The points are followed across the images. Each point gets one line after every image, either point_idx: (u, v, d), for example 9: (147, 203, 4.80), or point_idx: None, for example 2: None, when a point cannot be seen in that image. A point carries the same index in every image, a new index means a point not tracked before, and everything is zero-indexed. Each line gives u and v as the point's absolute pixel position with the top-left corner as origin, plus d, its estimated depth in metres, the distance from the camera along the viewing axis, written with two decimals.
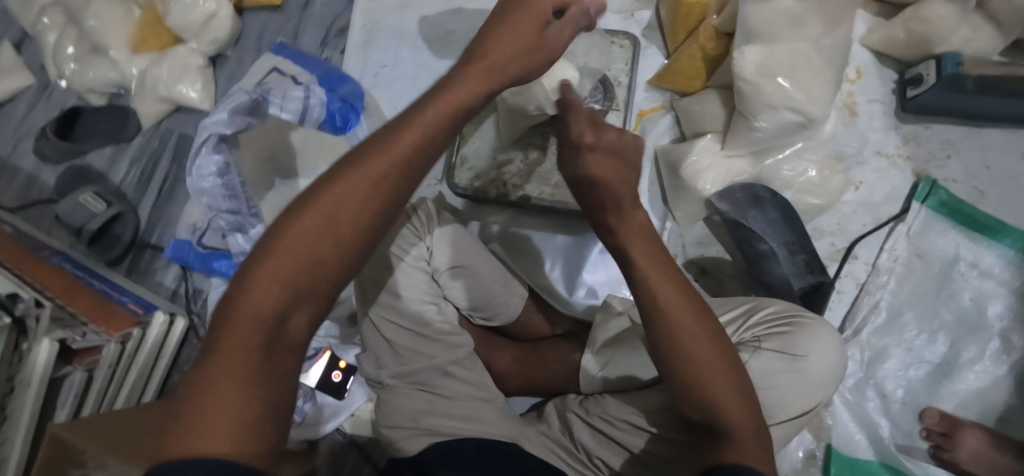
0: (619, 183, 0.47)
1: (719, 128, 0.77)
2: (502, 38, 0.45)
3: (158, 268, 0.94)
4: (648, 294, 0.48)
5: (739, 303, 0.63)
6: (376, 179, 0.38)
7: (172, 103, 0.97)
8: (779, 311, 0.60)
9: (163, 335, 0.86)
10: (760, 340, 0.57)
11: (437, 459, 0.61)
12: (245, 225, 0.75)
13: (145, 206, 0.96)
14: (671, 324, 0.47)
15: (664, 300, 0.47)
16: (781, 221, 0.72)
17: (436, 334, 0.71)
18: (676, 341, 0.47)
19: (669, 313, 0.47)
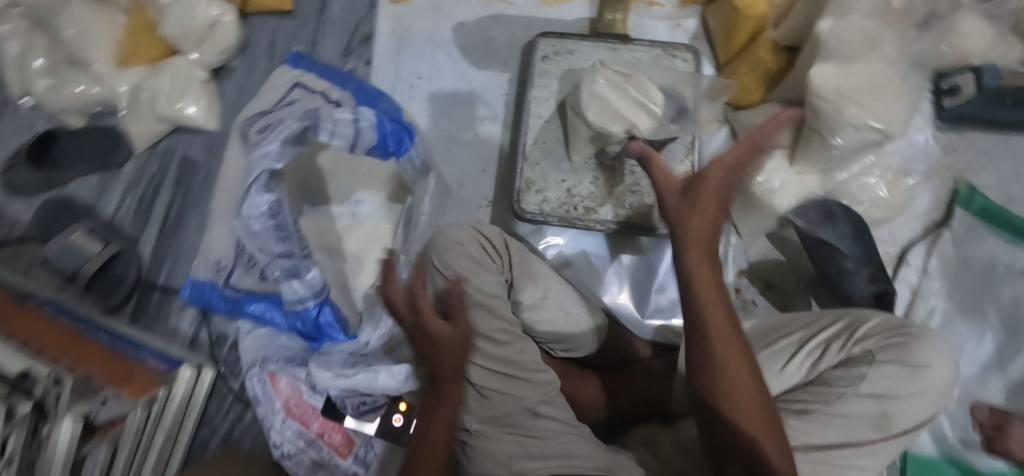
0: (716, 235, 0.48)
1: (786, 144, 0.76)
2: (439, 345, 0.59)
3: (171, 312, 0.83)
4: (697, 320, 0.47)
5: (838, 319, 0.63)
6: (446, 419, 0.58)
7: (172, 122, 0.85)
8: (881, 327, 0.60)
9: (190, 390, 0.76)
10: (874, 353, 0.58)
11: None
12: (300, 270, 0.64)
13: (148, 242, 0.84)
14: (721, 351, 0.46)
15: (716, 325, 0.47)
16: (852, 234, 0.72)
17: (525, 373, 0.67)
18: (720, 368, 0.46)
19: (714, 344, 0.46)
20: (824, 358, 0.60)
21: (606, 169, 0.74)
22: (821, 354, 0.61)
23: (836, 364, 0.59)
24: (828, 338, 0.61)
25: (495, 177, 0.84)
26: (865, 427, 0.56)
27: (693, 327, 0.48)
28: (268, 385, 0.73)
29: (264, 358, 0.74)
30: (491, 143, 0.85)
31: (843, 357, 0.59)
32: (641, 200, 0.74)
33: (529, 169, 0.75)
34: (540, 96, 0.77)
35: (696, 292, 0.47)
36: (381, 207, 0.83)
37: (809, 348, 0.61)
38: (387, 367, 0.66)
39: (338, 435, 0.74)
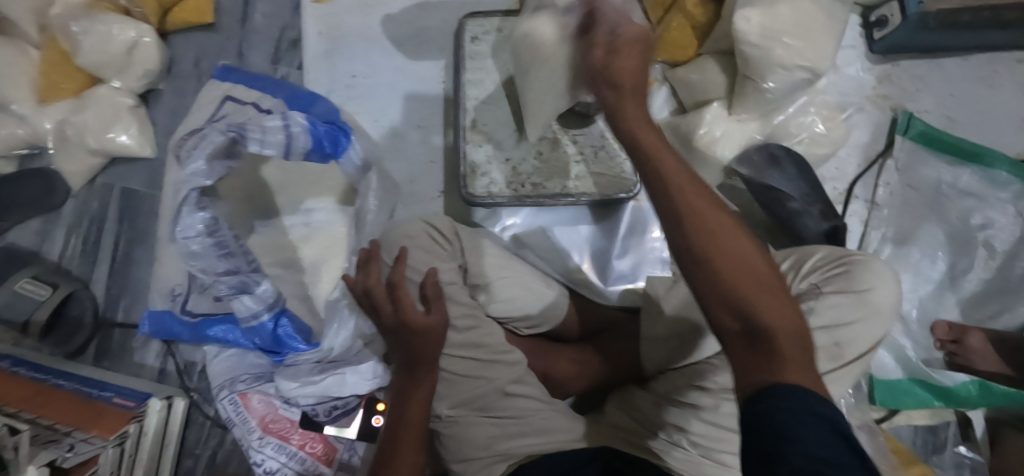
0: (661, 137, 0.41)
1: (723, 94, 0.78)
2: (418, 342, 0.60)
3: (134, 348, 0.81)
4: (687, 213, 0.37)
5: (783, 255, 0.63)
6: (424, 403, 0.61)
7: (106, 155, 0.83)
8: (826, 258, 0.61)
9: (164, 422, 0.75)
10: (820, 286, 0.58)
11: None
12: (249, 285, 0.64)
13: (100, 281, 0.83)
14: (705, 226, 0.36)
15: (693, 197, 0.38)
16: (798, 174, 0.73)
17: (492, 355, 0.67)
18: (722, 265, 0.35)
19: (715, 235, 0.36)
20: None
21: (550, 143, 0.74)
22: None
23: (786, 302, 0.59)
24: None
25: (444, 166, 0.83)
26: (821, 360, 0.57)
27: (678, 221, 0.37)
28: (240, 405, 0.72)
29: (231, 378, 0.73)
30: (435, 132, 0.84)
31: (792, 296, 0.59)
32: (588, 168, 0.74)
33: (473, 153, 0.74)
34: (474, 78, 0.76)
35: (675, 182, 0.38)
36: (333, 213, 0.82)
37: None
38: (352, 367, 0.68)
39: (319, 445, 0.74)
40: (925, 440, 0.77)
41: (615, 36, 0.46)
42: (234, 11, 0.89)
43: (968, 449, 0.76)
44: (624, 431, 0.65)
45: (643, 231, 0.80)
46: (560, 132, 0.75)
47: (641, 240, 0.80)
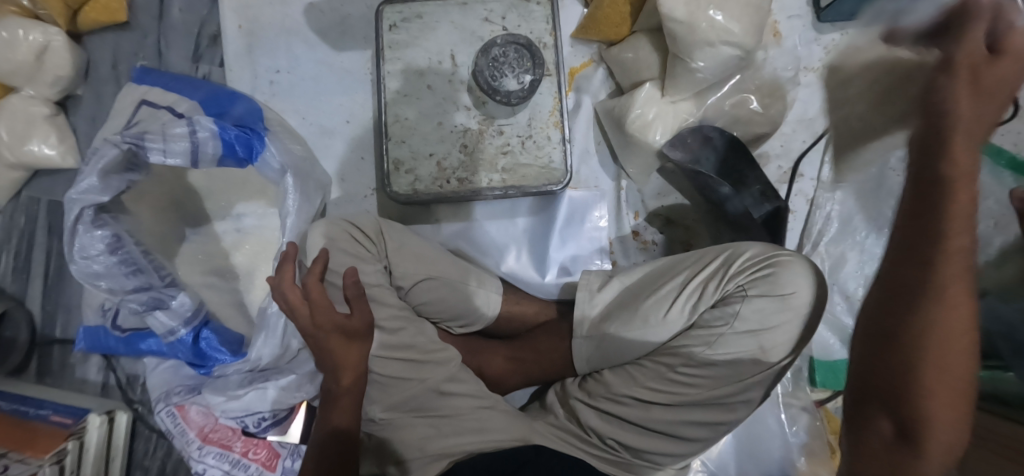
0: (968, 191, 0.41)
1: (656, 74, 0.74)
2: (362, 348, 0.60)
3: (75, 364, 0.81)
4: (905, 308, 0.42)
5: (713, 254, 0.62)
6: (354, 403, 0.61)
7: (27, 167, 0.80)
8: (757, 255, 0.60)
9: (107, 436, 0.75)
10: (745, 288, 0.58)
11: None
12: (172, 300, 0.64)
13: (35, 297, 0.82)
14: (940, 315, 0.40)
15: (951, 293, 0.40)
16: (729, 156, 0.71)
17: (421, 355, 0.66)
18: (912, 362, 0.41)
19: (934, 329, 0.41)
20: (702, 299, 0.60)
21: (475, 135, 0.71)
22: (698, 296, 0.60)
23: (710, 304, 0.59)
24: (705, 278, 0.61)
25: (375, 162, 0.81)
26: (746, 363, 0.57)
27: (909, 300, 0.42)
28: (178, 417, 0.71)
29: (167, 391, 0.71)
30: (364, 128, 0.81)
31: (719, 297, 0.59)
32: (514, 160, 0.71)
33: (395, 149, 0.71)
34: (394, 69, 0.72)
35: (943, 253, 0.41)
36: (263, 216, 0.80)
37: (689, 289, 0.61)
38: (276, 380, 0.68)
39: (263, 451, 0.74)
40: None
41: (993, 49, 0.42)
42: (148, 7, 0.85)
43: None
44: (565, 432, 0.64)
45: (581, 220, 0.79)
46: (485, 123, 0.72)
47: (578, 230, 0.79)
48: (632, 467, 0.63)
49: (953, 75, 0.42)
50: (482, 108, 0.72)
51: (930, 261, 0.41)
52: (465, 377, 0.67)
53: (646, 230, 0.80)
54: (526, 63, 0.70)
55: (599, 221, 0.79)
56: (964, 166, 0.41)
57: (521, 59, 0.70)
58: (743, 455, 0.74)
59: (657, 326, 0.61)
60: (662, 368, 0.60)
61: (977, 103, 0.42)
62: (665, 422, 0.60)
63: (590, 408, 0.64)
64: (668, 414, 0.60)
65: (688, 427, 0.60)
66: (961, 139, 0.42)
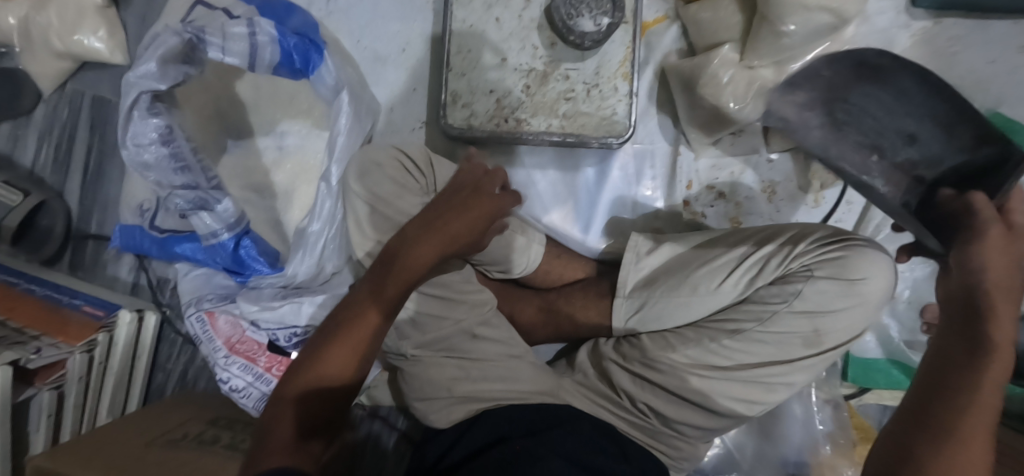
0: (995, 323, 0.45)
1: (736, 36, 0.70)
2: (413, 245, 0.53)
3: (107, 261, 0.82)
4: (939, 395, 0.43)
5: (781, 233, 0.60)
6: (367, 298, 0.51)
7: (75, 59, 0.78)
8: (828, 237, 0.57)
9: (135, 334, 0.76)
10: (812, 268, 0.55)
11: (493, 424, 0.58)
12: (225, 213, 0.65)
13: (73, 191, 0.82)
14: (966, 406, 0.41)
15: (975, 399, 0.41)
16: (896, 99, 0.62)
17: (456, 294, 0.65)
18: (923, 451, 0.40)
19: (957, 418, 0.41)
20: (760, 275, 0.58)
21: (538, 77, 0.69)
22: (758, 270, 0.58)
23: (770, 281, 0.57)
24: (768, 253, 0.58)
25: (427, 96, 0.78)
26: (795, 344, 0.56)
27: (918, 421, 0.42)
28: (206, 323, 0.72)
29: (198, 297, 0.73)
30: (419, 59, 0.78)
31: (779, 275, 0.57)
32: (576, 108, 0.69)
33: (454, 81, 0.69)
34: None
35: (974, 378, 0.43)
36: (307, 136, 0.78)
37: (748, 262, 0.59)
38: (310, 297, 0.67)
39: (285, 369, 0.72)
40: None
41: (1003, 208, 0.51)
42: None
43: None
44: (591, 391, 0.64)
45: (631, 184, 0.77)
46: (550, 65, 0.69)
47: (629, 194, 0.77)
48: (657, 434, 0.62)
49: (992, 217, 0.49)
50: (550, 48, 0.69)
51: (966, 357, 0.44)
52: (495, 324, 0.66)
53: (696, 202, 0.77)
54: (606, 5, 0.66)
55: (649, 189, 0.77)
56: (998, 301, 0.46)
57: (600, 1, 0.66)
58: (763, 436, 0.74)
59: (706, 295, 0.60)
60: (706, 339, 0.58)
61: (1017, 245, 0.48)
62: (697, 394, 0.58)
63: (625, 373, 0.62)
64: (704, 385, 0.58)
65: (729, 402, 0.58)
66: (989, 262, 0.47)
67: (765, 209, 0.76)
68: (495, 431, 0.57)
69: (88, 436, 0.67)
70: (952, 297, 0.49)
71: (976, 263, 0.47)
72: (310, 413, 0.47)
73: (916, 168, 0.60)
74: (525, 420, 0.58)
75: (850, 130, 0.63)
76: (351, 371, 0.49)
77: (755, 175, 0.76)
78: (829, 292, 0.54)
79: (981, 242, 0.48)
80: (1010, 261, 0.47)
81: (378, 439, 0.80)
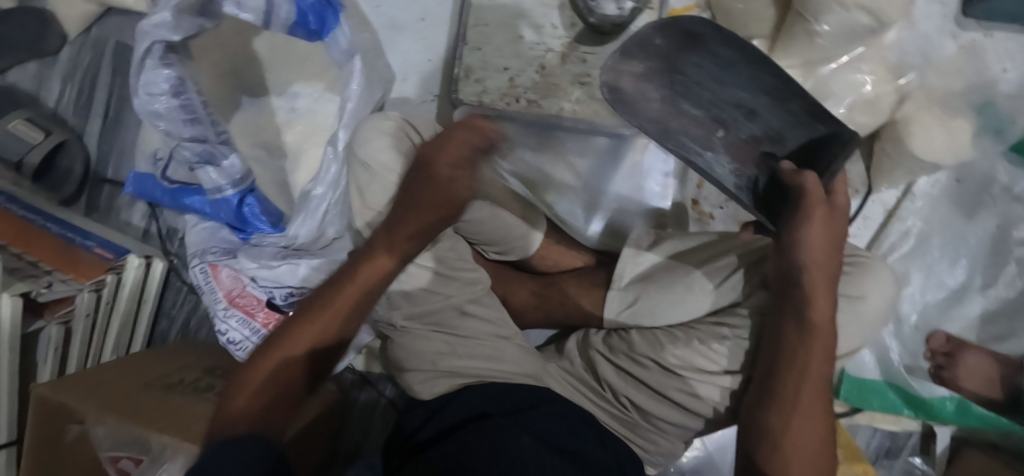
0: (823, 296, 0.48)
1: (766, 33, 0.67)
2: (429, 199, 0.49)
3: (121, 206, 0.84)
4: (782, 375, 0.48)
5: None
6: (372, 246, 0.49)
7: (99, 4, 0.79)
8: None
9: (142, 279, 0.78)
10: None
11: (471, 402, 0.58)
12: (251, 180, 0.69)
13: (92, 135, 0.84)
14: (804, 381, 0.48)
15: (810, 370, 0.48)
16: (721, 65, 0.58)
17: (451, 271, 0.65)
18: (778, 437, 0.47)
19: (794, 398, 0.47)
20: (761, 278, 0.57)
21: (557, 57, 0.69)
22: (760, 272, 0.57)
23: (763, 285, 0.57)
24: None
25: (441, 69, 0.77)
26: None
27: (765, 398, 0.49)
28: (209, 275, 0.74)
29: (203, 249, 0.75)
30: (437, 30, 0.77)
31: None
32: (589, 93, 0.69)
33: (468, 55, 0.69)
34: None
35: (807, 347, 0.48)
36: (318, 100, 0.78)
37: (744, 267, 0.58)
38: (309, 260, 0.68)
39: None
40: (881, 442, 0.76)
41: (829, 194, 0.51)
42: None
43: (922, 460, 0.74)
44: (576, 379, 0.64)
45: (640, 177, 0.75)
46: (569, 46, 0.68)
47: (639, 186, 0.75)
48: (637, 428, 0.62)
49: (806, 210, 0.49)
50: (569, 30, 0.69)
51: (807, 333, 0.48)
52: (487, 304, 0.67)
53: (706, 201, 0.75)
54: None
55: (658, 185, 0.75)
56: (821, 278, 0.48)
57: None
58: None
59: (701, 294, 0.60)
60: (696, 339, 0.57)
61: (836, 222, 0.50)
62: (683, 394, 0.57)
63: (610, 366, 0.62)
64: (689, 384, 0.57)
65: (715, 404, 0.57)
66: (813, 233, 0.48)
67: None
68: (471, 410, 0.57)
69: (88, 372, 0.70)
70: (781, 269, 0.51)
71: (802, 241, 0.49)
72: (291, 365, 0.46)
73: (759, 145, 0.58)
74: (508, 399, 0.59)
75: (687, 103, 0.58)
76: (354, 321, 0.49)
77: None
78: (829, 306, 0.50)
79: (808, 221, 0.49)
80: (829, 248, 0.49)
81: (367, 403, 0.82)
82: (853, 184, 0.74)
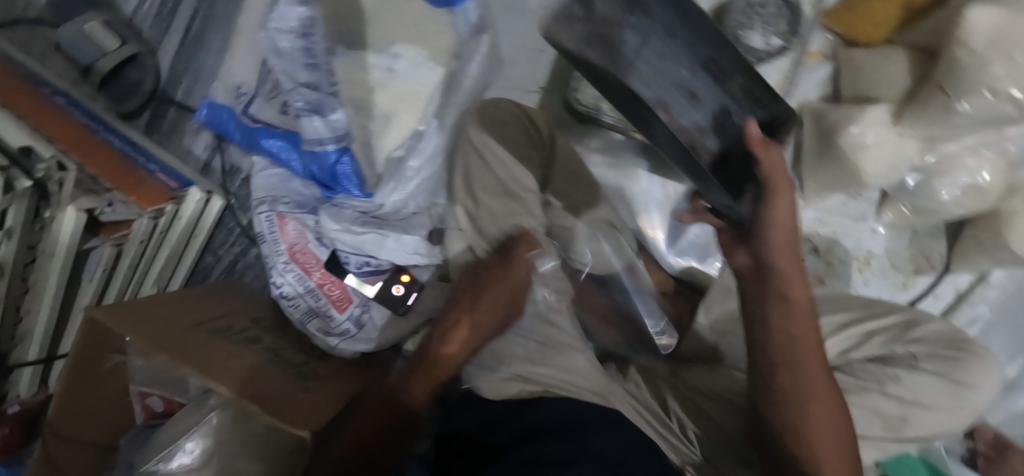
0: (793, 277, 0.49)
1: (896, 97, 0.65)
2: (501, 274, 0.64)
3: (184, 133, 0.80)
4: (777, 367, 0.47)
5: (889, 313, 0.58)
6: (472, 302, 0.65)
7: None
8: (941, 333, 0.56)
9: (198, 214, 0.75)
10: (919, 357, 0.54)
11: (546, 414, 0.53)
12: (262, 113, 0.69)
13: (166, 52, 0.79)
14: (805, 374, 0.46)
15: (806, 360, 0.47)
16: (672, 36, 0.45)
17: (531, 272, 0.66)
18: (801, 431, 0.46)
19: (807, 394, 0.46)
20: (861, 348, 0.56)
21: None
22: (860, 342, 0.57)
23: (867, 357, 0.56)
24: (876, 329, 0.57)
25: (552, 64, 0.75)
26: (875, 425, 0.53)
27: (767, 390, 0.48)
28: (275, 225, 0.71)
29: (274, 197, 0.71)
30: None
31: (882, 353, 0.55)
32: None
33: None
34: None
35: (806, 358, 0.47)
36: (418, 66, 0.74)
37: (846, 334, 0.57)
38: (396, 234, 0.68)
39: (336, 290, 0.72)
40: None
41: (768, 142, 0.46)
42: None
43: None
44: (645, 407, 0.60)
45: None
46: None
47: None
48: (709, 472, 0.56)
49: (771, 188, 0.46)
50: None
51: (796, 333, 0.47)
52: (557, 319, 0.65)
53: None
54: (782, 24, 0.61)
55: None
56: (789, 268, 0.48)
57: (778, 18, 0.61)
58: None
59: None
60: None
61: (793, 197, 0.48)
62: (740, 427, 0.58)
63: (685, 401, 0.61)
64: None
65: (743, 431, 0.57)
66: (782, 209, 0.47)
67: (853, 277, 0.74)
68: (545, 419, 0.52)
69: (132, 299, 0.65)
70: (752, 259, 0.50)
71: (768, 218, 0.47)
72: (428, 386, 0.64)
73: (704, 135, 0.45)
74: (574, 412, 0.53)
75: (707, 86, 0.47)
76: (461, 366, 0.65)
77: (854, 241, 0.74)
78: (932, 391, 0.52)
79: (774, 198, 0.46)
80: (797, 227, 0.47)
81: None
82: (928, 262, 0.74)
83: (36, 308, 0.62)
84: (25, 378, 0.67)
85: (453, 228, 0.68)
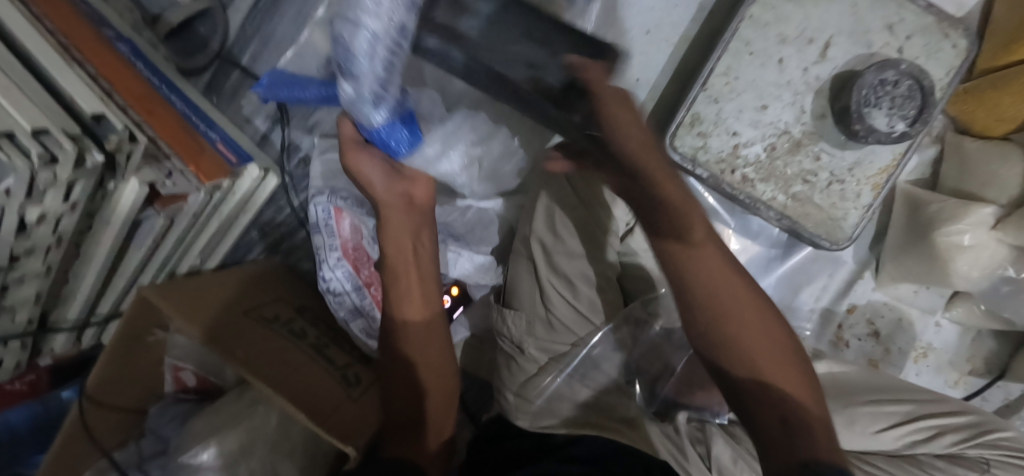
0: (697, 246, 0.45)
1: (1002, 201, 0.62)
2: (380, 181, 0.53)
3: (246, 98, 0.76)
4: (732, 332, 0.44)
5: (963, 413, 0.59)
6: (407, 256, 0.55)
7: None
8: (1010, 440, 0.57)
9: (252, 190, 0.71)
10: (989, 463, 0.55)
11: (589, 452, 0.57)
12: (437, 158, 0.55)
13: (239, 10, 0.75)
14: (743, 329, 0.44)
15: (746, 323, 0.44)
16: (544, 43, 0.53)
17: (590, 314, 0.66)
18: (750, 395, 0.43)
19: (740, 351, 0.44)
20: (931, 444, 0.56)
21: (790, 143, 0.61)
22: (931, 439, 0.57)
23: (936, 454, 0.56)
24: (947, 426, 0.58)
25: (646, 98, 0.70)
26: None
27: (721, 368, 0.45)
28: (332, 218, 0.67)
29: (333, 187, 0.67)
30: (659, 51, 0.69)
31: (952, 452, 0.56)
32: (809, 193, 0.62)
33: (703, 103, 0.61)
34: (759, 17, 0.60)
35: (731, 320, 0.44)
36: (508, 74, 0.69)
37: (917, 426, 0.57)
38: (473, 251, 0.68)
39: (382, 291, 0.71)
40: None
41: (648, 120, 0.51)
42: None
43: None
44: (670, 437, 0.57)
45: (797, 288, 0.72)
46: (807, 136, 0.61)
47: (793, 298, 0.73)
48: None
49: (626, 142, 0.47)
50: (817, 119, 0.61)
51: (709, 298, 0.45)
52: (607, 368, 0.67)
53: (849, 329, 0.73)
54: (908, 105, 0.56)
55: (813, 297, 0.72)
56: (689, 231, 0.45)
57: (907, 100, 0.56)
58: None
59: (861, 436, 0.57)
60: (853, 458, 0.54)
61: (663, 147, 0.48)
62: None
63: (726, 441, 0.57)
64: None
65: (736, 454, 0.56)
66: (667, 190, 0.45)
67: (906, 366, 0.73)
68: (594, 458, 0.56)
69: (166, 285, 0.60)
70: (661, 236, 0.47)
71: (664, 199, 0.45)
72: (408, 350, 0.54)
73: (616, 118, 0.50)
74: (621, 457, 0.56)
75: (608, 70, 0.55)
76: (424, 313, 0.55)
77: (915, 332, 0.73)
78: None
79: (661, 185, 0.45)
80: (681, 199, 0.46)
81: None
82: (983, 365, 0.73)
83: (84, 270, 0.60)
84: (60, 338, 0.66)
85: (522, 256, 0.67)
